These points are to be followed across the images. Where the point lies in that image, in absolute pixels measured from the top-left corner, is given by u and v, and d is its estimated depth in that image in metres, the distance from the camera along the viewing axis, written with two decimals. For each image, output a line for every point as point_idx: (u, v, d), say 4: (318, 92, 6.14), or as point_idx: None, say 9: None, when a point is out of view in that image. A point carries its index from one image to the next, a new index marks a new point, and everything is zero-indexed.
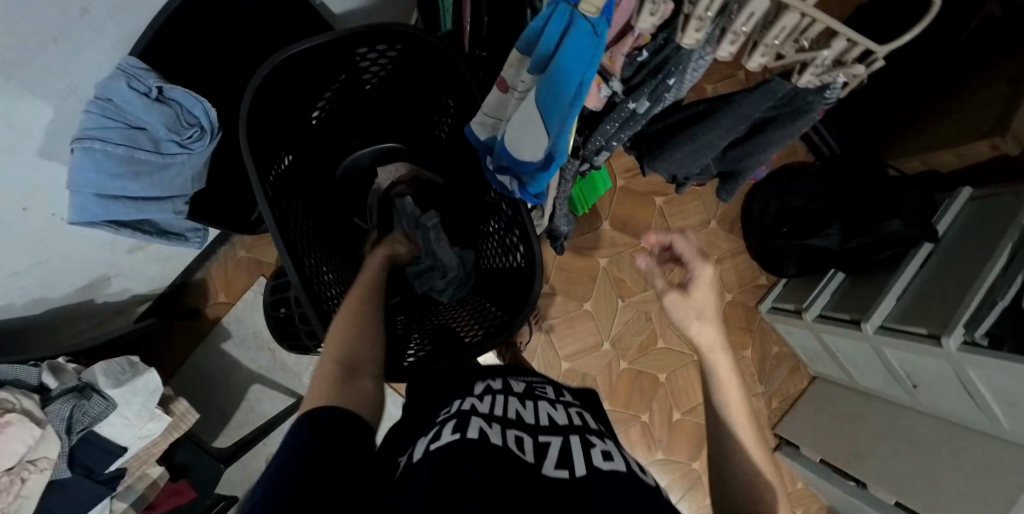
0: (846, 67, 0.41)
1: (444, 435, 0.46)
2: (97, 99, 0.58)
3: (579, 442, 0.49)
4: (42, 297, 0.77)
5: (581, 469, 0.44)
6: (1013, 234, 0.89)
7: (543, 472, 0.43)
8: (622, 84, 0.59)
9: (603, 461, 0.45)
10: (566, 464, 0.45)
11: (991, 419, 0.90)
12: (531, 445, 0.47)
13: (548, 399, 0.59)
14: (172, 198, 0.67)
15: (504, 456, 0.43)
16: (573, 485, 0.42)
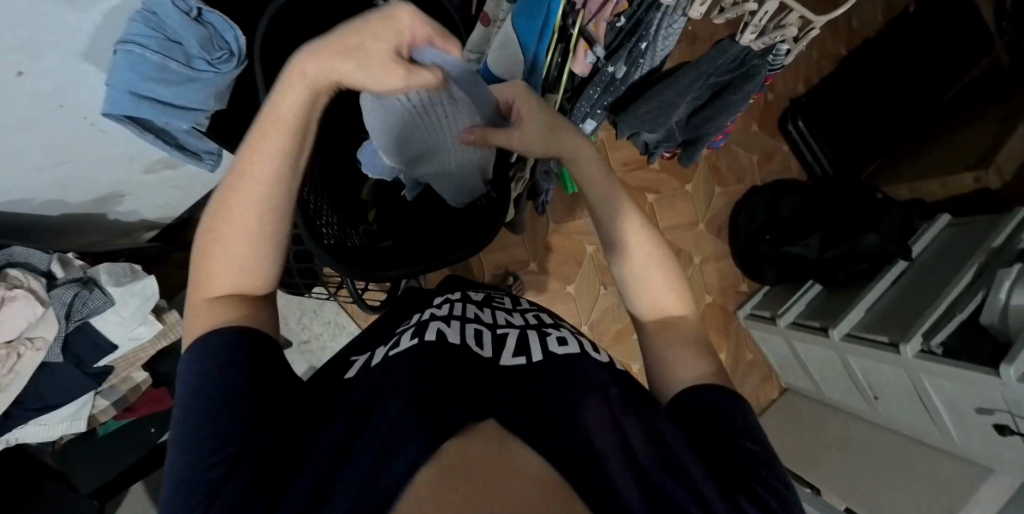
0: (783, 29, 0.54)
1: (402, 342, 0.50)
2: (143, 10, 0.66)
3: (534, 334, 0.53)
4: (61, 200, 0.83)
5: (537, 356, 0.49)
6: (980, 256, 0.94)
7: (501, 361, 0.47)
8: (605, 52, 0.65)
9: (557, 348, 0.50)
10: (523, 353, 0.49)
11: (943, 433, 0.93)
12: (490, 340, 0.51)
13: (506, 307, 0.62)
14: (196, 111, 0.74)
15: (461, 353, 0.47)
16: (525, 370, 0.47)
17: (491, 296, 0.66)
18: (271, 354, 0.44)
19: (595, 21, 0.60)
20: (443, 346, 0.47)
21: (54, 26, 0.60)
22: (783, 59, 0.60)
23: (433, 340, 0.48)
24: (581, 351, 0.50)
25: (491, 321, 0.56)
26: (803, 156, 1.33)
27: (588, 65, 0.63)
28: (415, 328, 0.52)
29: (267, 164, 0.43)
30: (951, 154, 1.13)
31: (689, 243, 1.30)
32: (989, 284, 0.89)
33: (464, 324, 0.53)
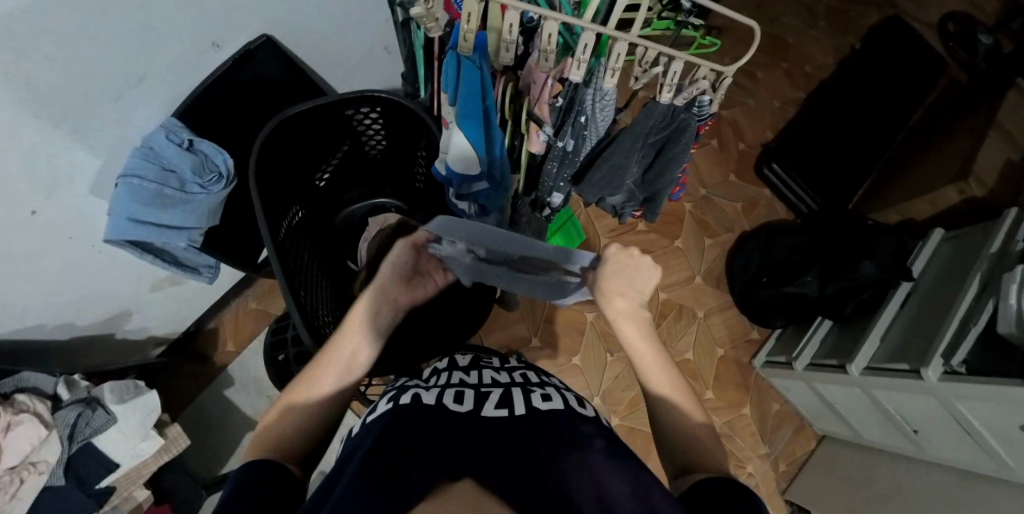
0: (696, 83, 0.59)
1: (379, 408, 0.48)
2: (143, 147, 0.74)
3: (520, 391, 0.50)
4: (71, 323, 0.89)
5: (520, 408, 0.47)
6: (982, 266, 0.90)
7: (482, 414, 0.45)
8: (553, 129, 0.69)
9: (539, 403, 0.48)
10: (506, 405, 0.47)
11: (998, 462, 0.84)
12: (470, 396, 0.49)
13: (494, 366, 0.61)
14: (190, 229, 0.81)
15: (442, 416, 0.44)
16: (507, 424, 0.44)
17: (480, 359, 0.65)
18: (284, 482, 0.41)
19: (539, 105, 0.65)
20: (416, 413, 0.44)
21: (62, 166, 0.68)
22: (709, 110, 0.64)
23: (407, 403, 0.46)
24: (564, 408, 0.47)
25: (477, 383, 0.54)
26: (786, 198, 1.35)
27: (544, 141, 0.71)
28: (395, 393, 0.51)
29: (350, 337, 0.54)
30: (931, 174, 1.14)
31: (689, 297, 1.29)
32: (996, 291, 0.85)
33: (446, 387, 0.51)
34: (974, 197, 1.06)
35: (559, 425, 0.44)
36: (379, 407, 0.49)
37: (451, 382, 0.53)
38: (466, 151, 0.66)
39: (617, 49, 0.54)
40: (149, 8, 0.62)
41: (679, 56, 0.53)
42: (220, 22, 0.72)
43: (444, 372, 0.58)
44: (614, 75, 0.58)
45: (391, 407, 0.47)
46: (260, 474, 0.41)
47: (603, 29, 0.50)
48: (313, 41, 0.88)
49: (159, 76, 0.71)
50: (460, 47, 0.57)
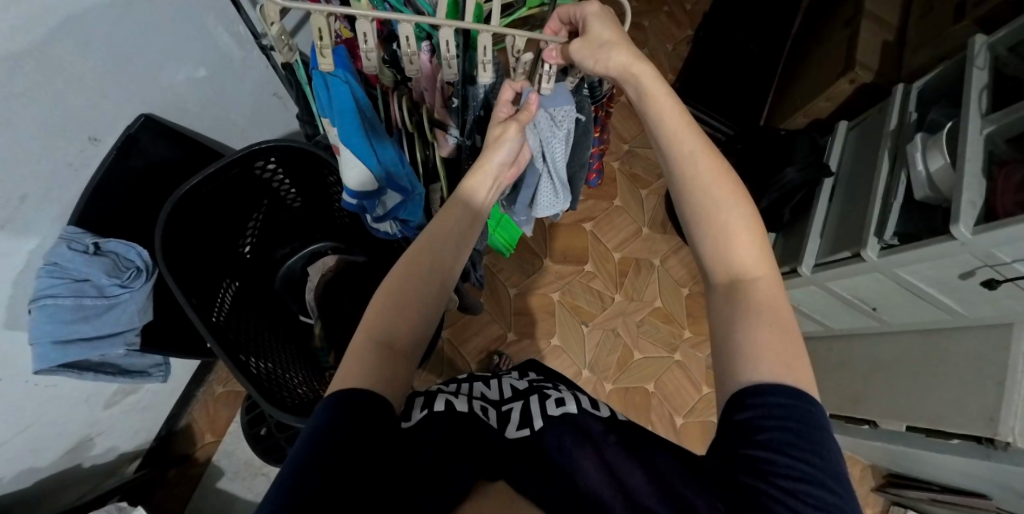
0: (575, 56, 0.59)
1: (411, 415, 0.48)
2: (46, 265, 0.69)
3: (538, 399, 0.53)
4: (30, 468, 0.83)
5: (539, 421, 0.49)
6: (886, 142, 0.97)
7: (508, 436, 0.48)
8: (459, 129, 0.70)
9: (555, 409, 0.50)
10: (526, 423, 0.49)
11: (949, 312, 0.91)
12: (495, 416, 0.52)
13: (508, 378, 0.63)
14: (124, 333, 0.77)
15: (473, 428, 0.47)
16: (533, 442, 0.47)
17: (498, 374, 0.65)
18: (376, 416, 0.42)
19: (437, 110, 0.68)
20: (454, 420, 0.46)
21: None
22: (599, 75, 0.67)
23: (444, 409, 0.48)
24: (578, 409, 0.49)
25: (497, 397, 0.56)
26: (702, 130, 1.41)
27: (452, 145, 0.72)
28: (421, 399, 0.50)
29: (396, 291, 0.51)
30: (821, 72, 1.21)
31: (642, 250, 1.32)
32: (906, 163, 0.91)
33: (471, 400, 0.53)
34: (864, 83, 1.12)
35: (568, 424, 0.47)
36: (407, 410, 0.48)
37: (472, 394, 0.55)
38: (360, 173, 0.64)
39: (483, 41, 0.54)
40: (4, 121, 0.57)
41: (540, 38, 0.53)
42: (92, 115, 0.68)
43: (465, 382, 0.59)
44: (489, 69, 0.57)
45: (426, 414, 0.47)
46: (348, 408, 0.42)
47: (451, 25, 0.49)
48: (198, 107, 0.84)
49: (43, 187, 0.67)
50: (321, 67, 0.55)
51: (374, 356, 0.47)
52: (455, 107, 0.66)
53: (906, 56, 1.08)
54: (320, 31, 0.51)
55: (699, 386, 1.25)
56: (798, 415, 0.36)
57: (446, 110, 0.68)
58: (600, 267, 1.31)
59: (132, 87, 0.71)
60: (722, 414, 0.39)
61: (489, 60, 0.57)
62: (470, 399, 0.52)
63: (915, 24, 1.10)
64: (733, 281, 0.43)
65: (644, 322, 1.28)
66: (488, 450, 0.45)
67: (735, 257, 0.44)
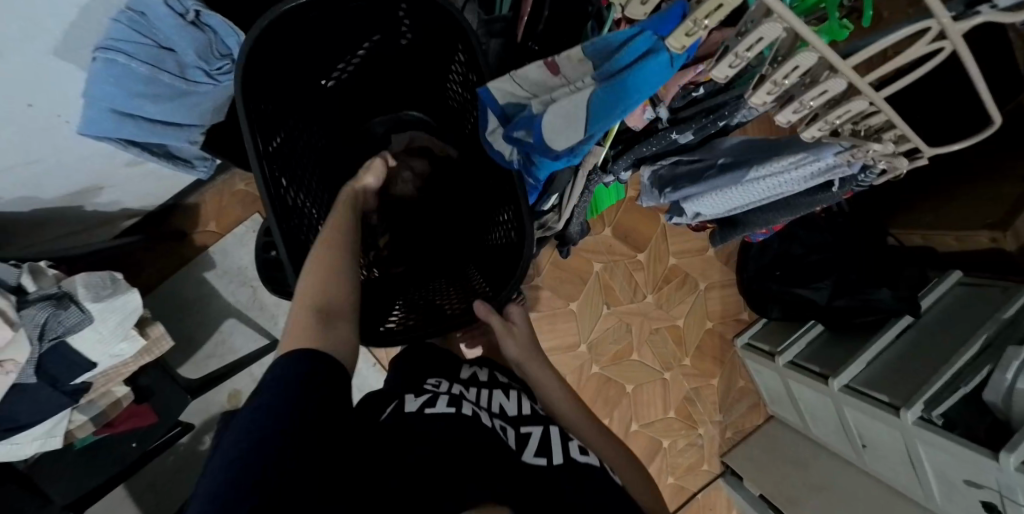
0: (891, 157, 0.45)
1: (437, 404, 0.55)
2: (127, 9, 0.55)
3: (558, 435, 0.58)
4: (29, 198, 0.73)
5: (559, 458, 0.54)
6: (990, 328, 0.93)
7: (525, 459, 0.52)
8: (671, 112, 0.62)
9: (579, 455, 0.55)
10: (545, 453, 0.54)
11: (926, 493, 0.95)
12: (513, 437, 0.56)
13: (506, 386, 0.66)
14: (187, 127, 0.65)
15: (490, 438, 0.51)
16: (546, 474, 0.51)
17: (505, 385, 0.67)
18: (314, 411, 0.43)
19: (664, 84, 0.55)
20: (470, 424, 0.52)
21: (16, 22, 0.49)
22: (872, 184, 0.52)
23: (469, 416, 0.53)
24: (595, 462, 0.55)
25: (513, 414, 0.61)
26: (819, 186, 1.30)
27: (645, 118, 0.59)
28: (446, 399, 0.56)
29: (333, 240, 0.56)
30: (970, 209, 1.11)
31: (695, 268, 1.28)
32: (995, 360, 0.90)
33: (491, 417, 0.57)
34: (1003, 248, 1.05)
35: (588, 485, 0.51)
36: (435, 403, 0.55)
37: (491, 410, 0.59)
38: (557, 124, 0.45)
39: (851, 107, 0.38)
40: None
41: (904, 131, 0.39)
42: None
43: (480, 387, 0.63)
44: (822, 130, 0.42)
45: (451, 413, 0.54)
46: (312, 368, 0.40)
47: (840, 62, 0.32)
48: None
49: None
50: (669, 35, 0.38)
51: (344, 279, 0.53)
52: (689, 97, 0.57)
53: None
54: (713, 4, 0.32)
55: (668, 408, 1.30)
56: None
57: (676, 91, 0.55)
58: (650, 262, 1.25)
59: None
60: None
61: (834, 124, 0.41)
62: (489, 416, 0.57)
63: None
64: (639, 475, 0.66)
65: (657, 332, 1.28)
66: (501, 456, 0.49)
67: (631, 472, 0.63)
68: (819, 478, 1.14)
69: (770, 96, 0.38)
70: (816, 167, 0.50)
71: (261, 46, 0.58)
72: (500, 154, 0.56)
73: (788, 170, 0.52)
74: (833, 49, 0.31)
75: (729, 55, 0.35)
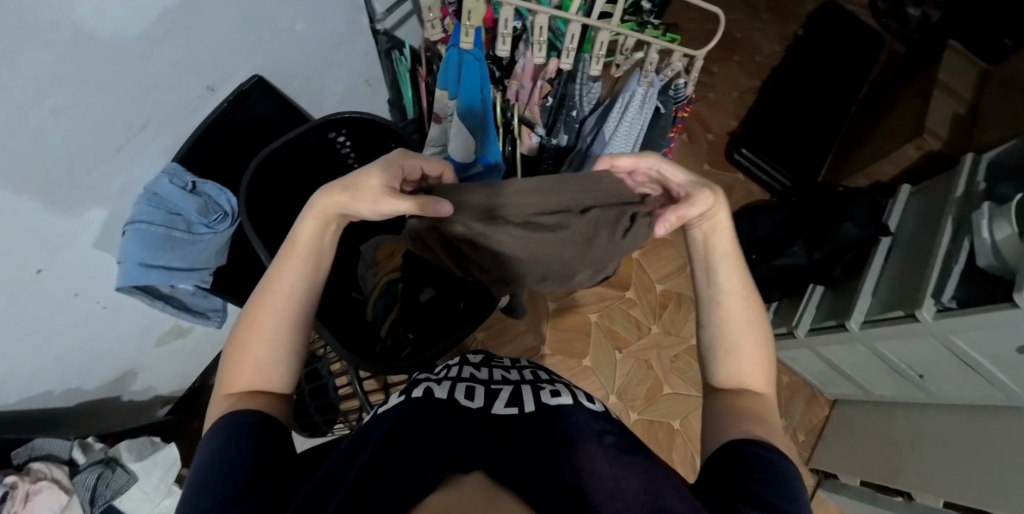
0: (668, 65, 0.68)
1: (390, 400, 0.52)
2: (146, 193, 0.75)
3: (530, 388, 0.54)
4: (78, 387, 0.86)
5: (530, 405, 0.51)
6: (952, 209, 0.96)
7: (493, 412, 0.49)
8: (545, 129, 0.74)
9: (550, 398, 0.52)
10: (516, 402, 0.51)
11: (1002, 391, 0.87)
12: (481, 394, 0.53)
13: (504, 365, 0.63)
14: (199, 270, 0.81)
15: (448, 408, 0.49)
16: (519, 421, 0.48)
17: (490, 358, 0.67)
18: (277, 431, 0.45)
19: (529, 108, 0.71)
20: (428, 403, 0.48)
21: (67, 218, 0.68)
22: (685, 93, 0.72)
23: (420, 395, 0.50)
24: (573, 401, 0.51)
25: (488, 378, 0.57)
26: (758, 178, 1.42)
27: (535, 143, 0.74)
28: (407, 389, 0.54)
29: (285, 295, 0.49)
30: (888, 137, 1.22)
31: (685, 286, 1.33)
32: (970, 230, 0.91)
33: (458, 383, 0.55)
34: (932, 151, 1.13)
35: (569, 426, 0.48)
36: (390, 400, 0.53)
37: (461, 377, 0.56)
38: (459, 140, 0.69)
39: (600, 37, 0.61)
40: (146, 56, 0.64)
41: (647, 38, 0.61)
42: (215, 64, 0.75)
43: (455, 365, 0.61)
44: (599, 62, 0.65)
45: (402, 400, 0.50)
46: (252, 431, 0.43)
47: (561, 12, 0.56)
48: (299, 77, 0.91)
49: (160, 121, 0.73)
50: (462, 43, 0.62)
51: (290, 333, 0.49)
52: (547, 106, 0.72)
53: (978, 130, 1.09)
54: (469, 10, 0.60)
55: None
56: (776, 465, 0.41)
57: (539, 108, 0.71)
58: (640, 296, 1.31)
59: (251, 43, 0.78)
60: (722, 454, 0.45)
61: (601, 54, 0.64)
62: (455, 381, 0.54)
63: (989, 104, 1.12)
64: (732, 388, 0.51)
65: (677, 358, 1.27)
66: (466, 425, 0.46)
67: (742, 360, 0.51)
68: (907, 437, 1.03)
69: (543, 51, 0.62)
70: (638, 100, 0.69)
71: (257, 188, 0.78)
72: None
73: (626, 114, 0.69)
74: (547, 5, 0.57)
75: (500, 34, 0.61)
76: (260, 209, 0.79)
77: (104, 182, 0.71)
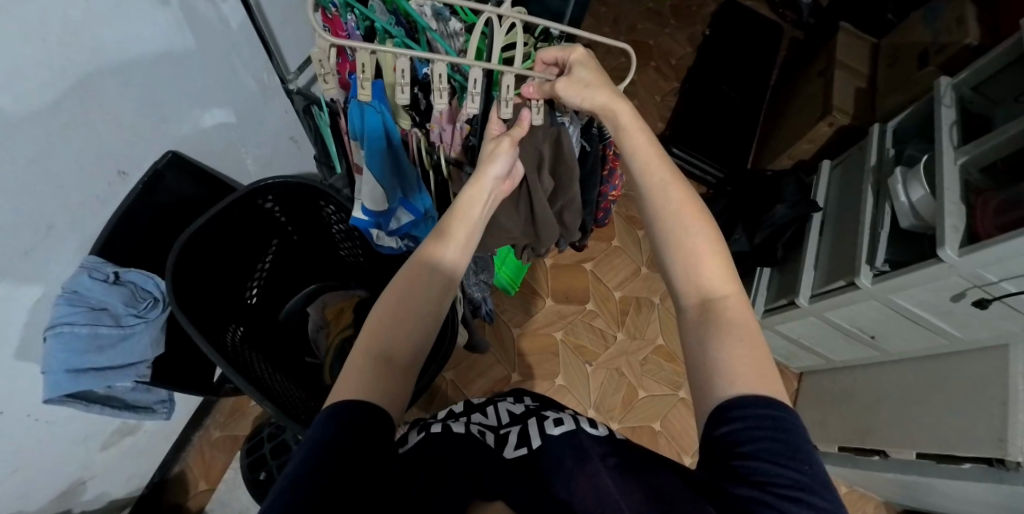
0: None
1: (410, 438, 0.51)
2: (64, 293, 0.71)
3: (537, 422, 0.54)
4: (19, 510, 0.79)
5: (538, 440, 0.50)
6: (869, 177, 1.02)
7: (506, 456, 0.49)
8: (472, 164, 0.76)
9: (555, 428, 0.50)
10: (525, 443, 0.51)
11: (947, 337, 0.92)
12: (493, 438, 0.53)
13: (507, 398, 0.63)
14: (135, 364, 0.76)
15: (470, 444, 0.49)
16: (529, 460, 0.48)
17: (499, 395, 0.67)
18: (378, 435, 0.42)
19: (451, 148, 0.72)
20: (451, 439, 0.49)
21: None
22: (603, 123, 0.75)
23: (440, 430, 0.50)
24: (580, 426, 0.49)
25: (496, 420, 0.57)
26: (692, 174, 1.46)
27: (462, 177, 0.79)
28: (421, 427, 0.54)
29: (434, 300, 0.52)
30: (801, 117, 1.29)
31: (642, 289, 1.35)
32: (889, 195, 0.96)
33: (470, 424, 0.55)
34: (842, 125, 1.20)
35: (565, 446, 0.47)
36: (409, 437, 0.52)
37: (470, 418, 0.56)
38: (372, 189, 0.69)
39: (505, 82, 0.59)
40: (46, 152, 0.62)
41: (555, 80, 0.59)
42: (121, 149, 0.72)
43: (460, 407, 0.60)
44: (509, 105, 0.61)
45: (424, 435, 0.50)
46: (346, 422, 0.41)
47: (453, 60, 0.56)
48: (216, 148, 0.89)
49: (68, 215, 0.69)
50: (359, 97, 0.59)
51: (412, 347, 0.50)
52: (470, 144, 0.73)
53: (878, 101, 1.18)
54: (361, 68, 0.57)
55: None
56: (774, 431, 0.35)
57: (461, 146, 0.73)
58: (601, 305, 1.33)
59: (158, 118, 0.75)
60: (702, 433, 0.39)
61: (510, 97, 0.61)
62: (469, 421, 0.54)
63: (884, 75, 1.21)
64: (704, 300, 0.44)
65: (647, 360, 1.28)
66: (483, 465, 0.46)
67: (701, 275, 0.45)
68: (873, 396, 1.07)
69: (444, 97, 0.61)
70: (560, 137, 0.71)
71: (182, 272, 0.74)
72: (391, 247, 0.80)
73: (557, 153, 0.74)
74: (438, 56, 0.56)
75: (397, 87, 0.58)
76: (188, 289, 0.75)
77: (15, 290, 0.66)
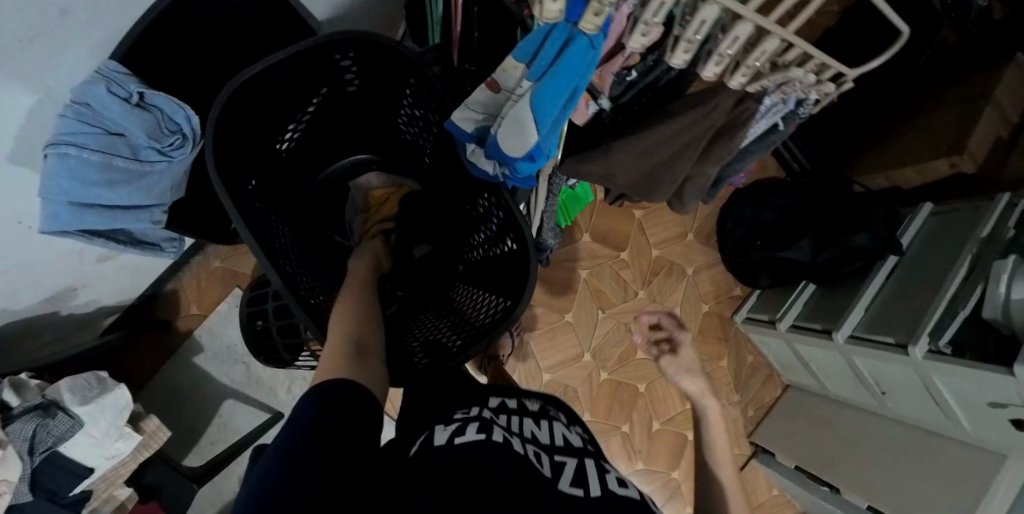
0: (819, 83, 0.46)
1: (465, 432, 0.46)
2: (74, 104, 0.56)
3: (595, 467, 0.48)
4: (5, 310, 0.73)
5: (597, 491, 0.43)
6: (972, 247, 0.95)
7: (560, 488, 0.41)
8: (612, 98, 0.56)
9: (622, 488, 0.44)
10: (582, 484, 0.43)
11: (956, 425, 0.94)
12: (547, 463, 0.46)
13: (562, 424, 0.58)
14: (150, 207, 0.64)
15: (522, 463, 0.43)
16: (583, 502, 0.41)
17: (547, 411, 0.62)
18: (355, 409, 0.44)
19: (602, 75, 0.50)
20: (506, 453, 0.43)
21: None
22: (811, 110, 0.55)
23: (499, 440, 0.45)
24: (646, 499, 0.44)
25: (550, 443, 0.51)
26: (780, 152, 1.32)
27: (591, 114, 0.58)
28: (476, 425, 0.48)
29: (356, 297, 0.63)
30: (925, 141, 1.15)
31: (680, 255, 1.29)
32: (985, 277, 0.90)
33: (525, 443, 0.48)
34: (964, 171, 1.09)
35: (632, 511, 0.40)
36: (463, 430, 0.47)
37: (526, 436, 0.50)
38: (513, 130, 0.47)
39: (764, 46, 0.39)
40: None
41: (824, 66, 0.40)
42: None
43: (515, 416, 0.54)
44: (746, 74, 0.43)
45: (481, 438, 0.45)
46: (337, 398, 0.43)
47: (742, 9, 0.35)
48: None
49: (89, 3, 0.51)
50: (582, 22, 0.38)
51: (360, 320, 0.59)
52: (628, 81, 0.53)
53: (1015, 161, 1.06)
54: None
55: (685, 399, 1.28)
56: None
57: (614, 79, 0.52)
58: (634, 258, 1.26)
59: None
60: None
61: (754, 65, 0.42)
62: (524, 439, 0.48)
63: None
64: None
65: None
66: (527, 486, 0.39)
67: None
68: (849, 436, 1.13)
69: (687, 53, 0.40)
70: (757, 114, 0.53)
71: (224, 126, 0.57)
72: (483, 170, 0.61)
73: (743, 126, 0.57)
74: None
75: (640, 23, 0.37)
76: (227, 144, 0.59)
77: (13, 88, 0.52)
